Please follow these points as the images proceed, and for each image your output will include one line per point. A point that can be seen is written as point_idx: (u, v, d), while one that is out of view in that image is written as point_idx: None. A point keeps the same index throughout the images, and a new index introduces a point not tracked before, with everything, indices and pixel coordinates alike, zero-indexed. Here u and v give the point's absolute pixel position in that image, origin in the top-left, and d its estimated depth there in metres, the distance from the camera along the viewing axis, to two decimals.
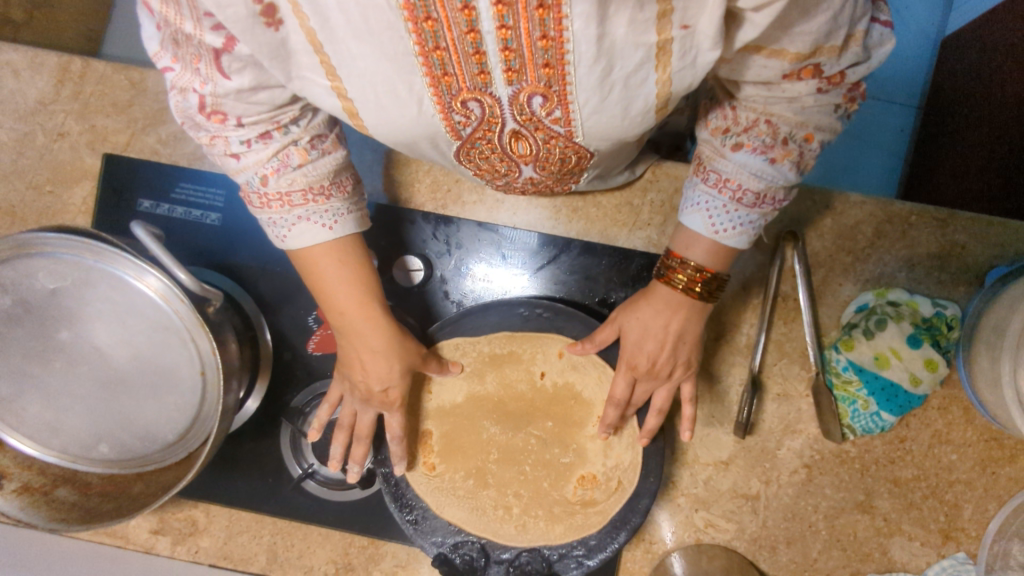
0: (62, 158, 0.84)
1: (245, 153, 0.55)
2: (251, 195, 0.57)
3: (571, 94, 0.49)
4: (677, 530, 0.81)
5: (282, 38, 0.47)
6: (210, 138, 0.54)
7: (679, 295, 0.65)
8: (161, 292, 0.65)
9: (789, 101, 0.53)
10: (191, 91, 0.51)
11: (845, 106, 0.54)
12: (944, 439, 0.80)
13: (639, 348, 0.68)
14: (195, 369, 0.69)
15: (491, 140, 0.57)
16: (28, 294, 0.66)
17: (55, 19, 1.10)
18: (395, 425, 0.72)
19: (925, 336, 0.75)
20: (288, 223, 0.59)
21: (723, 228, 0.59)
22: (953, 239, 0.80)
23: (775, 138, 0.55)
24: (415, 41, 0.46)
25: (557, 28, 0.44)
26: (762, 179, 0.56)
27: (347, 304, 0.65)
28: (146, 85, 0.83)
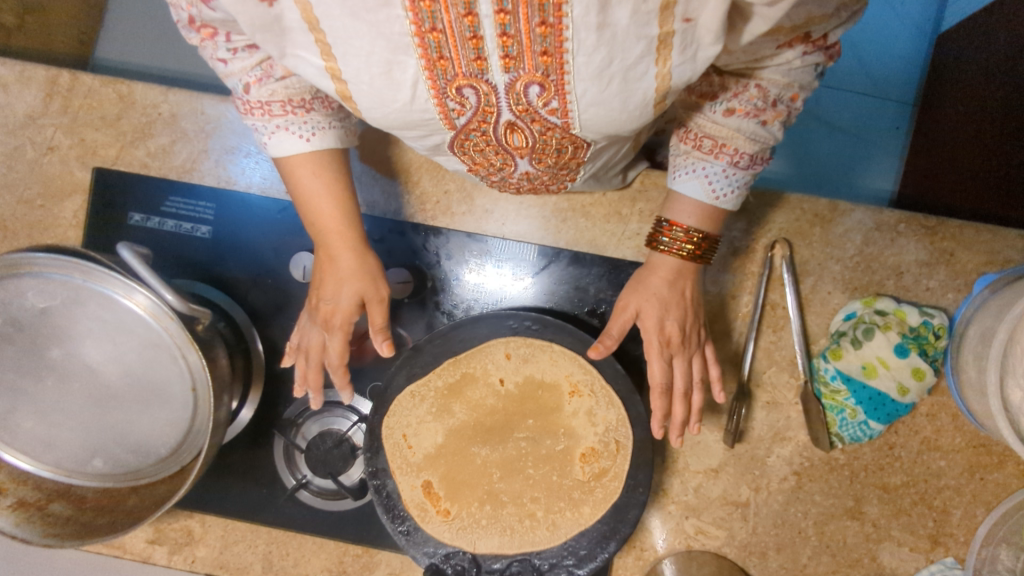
0: (52, 172, 0.84)
1: (230, 59, 0.55)
2: (236, 100, 0.59)
3: (568, 83, 0.49)
4: (669, 537, 0.82)
5: (276, 14, 0.48)
6: (199, 41, 0.55)
7: (680, 260, 0.68)
8: (150, 309, 0.65)
9: (777, 66, 0.54)
10: (179, 5, 0.52)
11: (823, 64, 0.56)
12: (933, 445, 0.80)
13: (666, 319, 0.69)
14: (185, 386, 0.69)
15: (486, 131, 0.57)
16: (18, 313, 0.66)
17: (48, 28, 1.10)
18: (333, 350, 0.70)
19: (912, 345, 0.76)
20: (269, 129, 0.61)
21: (723, 192, 0.62)
22: (941, 247, 0.80)
23: (766, 101, 0.56)
24: (410, 21, 0.46)
25: (557, 15, 0.44)
26: (756, 142, 0.58)
27: (320, 215, 0.67)
28: (134, 98, 0.83)
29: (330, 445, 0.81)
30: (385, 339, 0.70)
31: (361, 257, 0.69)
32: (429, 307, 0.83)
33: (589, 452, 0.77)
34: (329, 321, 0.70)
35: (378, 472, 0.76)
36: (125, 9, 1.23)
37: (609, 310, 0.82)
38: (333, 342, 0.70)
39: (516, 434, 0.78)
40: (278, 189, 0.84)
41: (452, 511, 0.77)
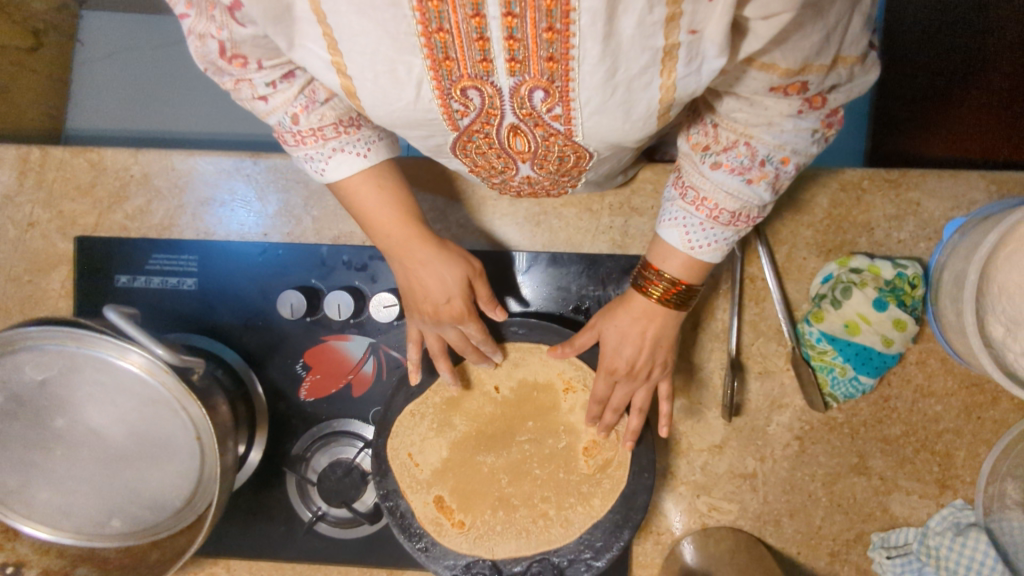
0: (36, 246, 0.86)
1: (272, 95, 0.57)
2: (285, 135, 0.60)
3: (572, 90, 0.51)
4: (684, 517, 0.83)
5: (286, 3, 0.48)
6: (237, 82, 0.56)
7: (655, 305, 0.66)
8: (146, 366, 0.66)
9: (767, 123, 0.55)
10: (210, 38, 0.53)
11: (821, 131, 0.56)
12: (927, 392, 0.82)
13: (619, 351, 0.69)
14: (190, 434, 0.70)
15: (489, 134, 0.58)
16: (19, 388, 0.68)
17: (17, 107, 1.12)
18: (476, 331, 0.71)
19: (890, 298, 0.76)
20: (324, 157, 0.61)
21: (699, 244, 0.61)
22: (907, 198, 0.82)
23: (754, 160, 0.56)
24: (418, 21, 0.47)
25: (564, 21, 0.45)
26: (737, 199, 0.58)
27: (390, 220, 0.66)
28: (105, 164, 0.85)
29: (340, 474, 0.82)
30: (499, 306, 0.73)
31: (443, 245, 0.68)
32: None
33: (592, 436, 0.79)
34: (446, 318, 0.69)
35: (389, 493, 0.77)
36: (90, 77, 1.25)
37: (594, 305, 0.84)
38: (470, 327, 0.71)
39: (518, 439, 0.80)
40: (256, 233, 0.85)
41: (467, 522, 0.78)
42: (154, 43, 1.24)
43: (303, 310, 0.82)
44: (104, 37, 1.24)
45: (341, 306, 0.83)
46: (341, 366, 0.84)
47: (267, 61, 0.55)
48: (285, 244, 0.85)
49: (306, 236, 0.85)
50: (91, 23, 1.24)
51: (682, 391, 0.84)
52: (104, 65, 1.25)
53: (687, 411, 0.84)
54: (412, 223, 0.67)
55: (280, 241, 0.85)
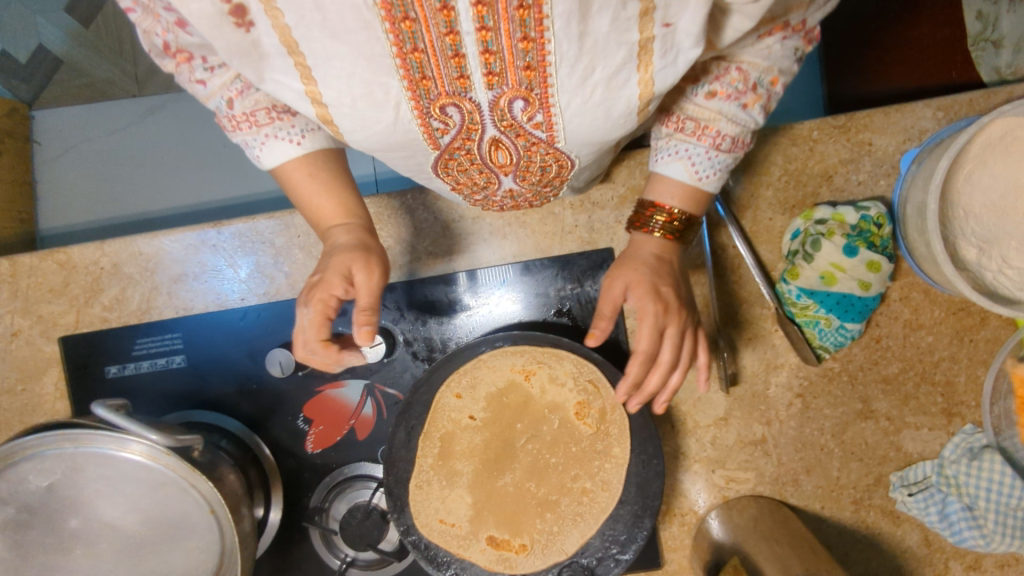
0: (22, 355, 0.86)
1: (209, 79, 0.56)
2: (222, 118, 0.60)
3: (552, 95, 0.53)
4: (707, 494, 0.83)
5: (252, 40, 0.49)
6: (175, 66, 0.56)
7: (662, 241, 0.69)
8: (147, 453, 0.67)
9: (756, 50, 0.56)
10: (155, 35, 0.53)
11: (802, 49, 0.58)
12: (916, 325, 0.82)
13: (662, 287, 0.67)
14: (204, 510, 0.71)
15: (470, 149, 0.61)
16: (28, 497, 0.69)
17: None
18: (362, 285, 0.64)
19: (858, 242, 0.77)
20: (259, 142, 0.62)
21: (705, 173, 0.63)
22: (859, 140, 0.82)
23: (748, 84, 0.57)
24: (393, 42, 0.48)
25: (538, 29, 0.47)
26: (737, 124, 0.59)
27: (327, 208, 0.68)
28: (74, 262, 0.86)
29: (360, 518, 0.82)
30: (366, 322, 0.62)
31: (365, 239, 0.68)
32: (407, 360, 0.85)
33: (583, 406, 0.81)
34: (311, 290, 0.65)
35: (410, 528, 0.77)
36: (55, 175, 1.26)
37: (575, 307, 0.84)
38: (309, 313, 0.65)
39: (520, 447, 0.81)
40: (233, 298, 0.86)
41: (528, 544, 0.78)
42: (107, 129, 1.27)
43: (292, 365, 0.84)
44: (58, 136, 1.26)
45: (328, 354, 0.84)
46: (341, 413, 0.85)
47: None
48: (265, 305, 0.86)
49: (281, 292, 0.86)
50: (43, 124, 1.26)
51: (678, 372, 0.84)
52: (63, 161, 1.26)
53: (686, 390, 0.84)
54: (349, 214, 0.69)
55: (259, 303, 0.86)
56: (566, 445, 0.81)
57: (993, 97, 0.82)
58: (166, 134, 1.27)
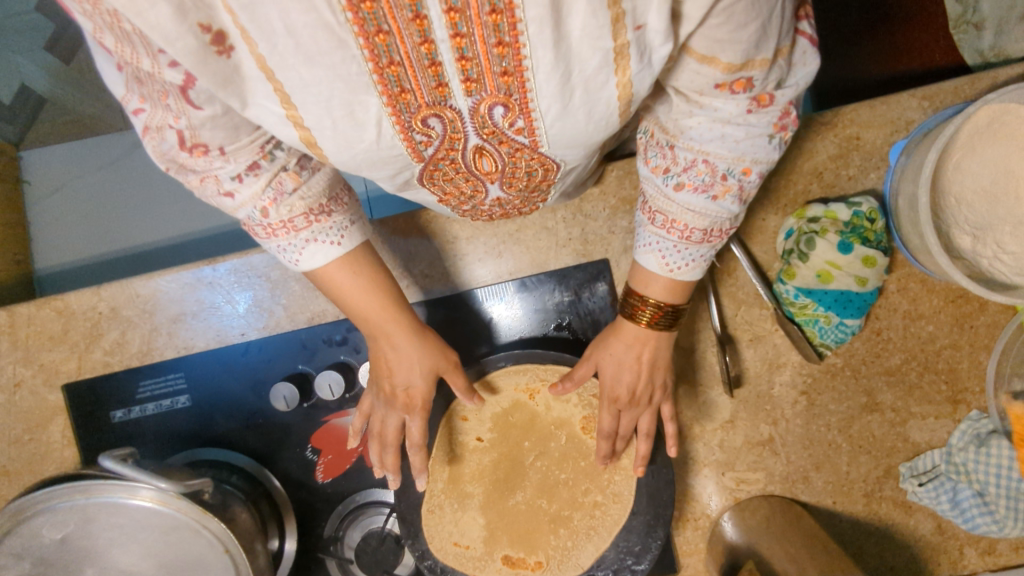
0: (28, 405, 0.85)
1: (239, 189, 0.55)
2: (256, 227, 0.58)
3: (531, 101, 0.51)
4: (718, 495, 0.83)
5: (234, 64, 0.46)
6: (200, 180, 0.54)
7: (646, 329, 0.69)
8: (158, 498, 0.67)
9: (719, 137, 0.55)
10: (167, 128, 0.50)
11: (778, 135, 0.56)
12: (916, 316, 0.82)
13: (618, 378, 0.72)
14: (218, 550, 0.70)
15: (454, 159, 0.58)
16: (42, 551, 0.68)
17: None
18: (417, 430, 0.72)
19: (853, 239, 0.76)
20: (297, 247, 0.61)
21: (678, 265, 0.64)
22: (847, 134, 0.82)
23: (715, 176, 0.57)
24: (367, 58, 0.46)
25: (512, 33, 0.45)
26: (707, 217, 0.59)
27: (369, 309, 0.68)
28: (71, 308, 0.85)
29: (375, 545, 0.83)
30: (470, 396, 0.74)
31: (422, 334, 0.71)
32: None
33: (589, 422, 0.81)
34: (409, 404, 0.72)
35: (425, 553, 0.77)
36: (46, 216, 1.26)
37: (574, 321, 0.85)
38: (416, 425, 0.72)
39: (529, 464, 0.81)
40: (233, 334, 0.86)
41: (543, 561, 0.78)
42: (95, 166, 1.27)
43: (297, 399, 0.83)
44: (48, 173, 1.26)
45: (331, 385, 0.84)
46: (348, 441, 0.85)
47: (229, 145, 0.52)
48: (265, 339, 0.86)
49: (280, 325, 0.86)
50: (33, 163, 1.26)
51: (683, 377, 0.84)
52: (56, 198, 1.26)
53: (691, 395, 0.84)
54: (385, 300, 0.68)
55: (259, 337, 0.86)
56: (575, 460, 0.81)
57: (978, 82, 0.81)
58: (153, 167, 1.27)
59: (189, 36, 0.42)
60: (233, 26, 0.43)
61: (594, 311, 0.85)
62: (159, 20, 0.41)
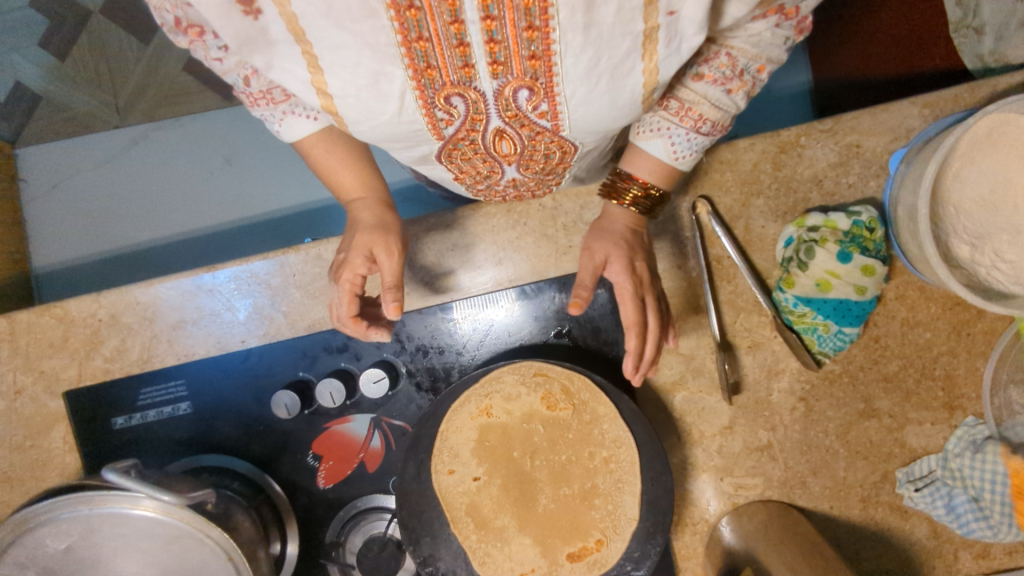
0: (28, 411, 0.86)
1: (224, 58, 0.57)
2: (240, 94, 0.62)
3: (556, 85, 0.54)
4: (715, 501, 0.84)
5: (261, 26, 0.50)
6: (189, 43, 0.56)
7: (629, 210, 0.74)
8: (160, 507, 0.67)
9: (747, 35, 0.58)
10: (165, 11, 0.54)
11: (793, 38, 0.60)
12: (914, 323, 0.83)
13: (635, 260, 0.73)
14: (221, 558, 0.70)
15: (474, 140, 0.61)
16: (45, 562, 0.69)
17: None
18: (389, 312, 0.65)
19: (852, 248, 0.76)
20: (277, 118, 0.65)
21: (683, 154, 0.67)
22: (846, 142, 0.83)
23: (734, 71, 0.60)
24: (398, 31, 0.48)
25: (543, 18, 0.48)
26: (719, 109, 0.63)
27: (351, 182, 0.72)
28: (72, 315, 0.85)
29: (377, 550, 0.83)
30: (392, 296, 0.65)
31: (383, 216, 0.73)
32: (412, 391, 0.85)
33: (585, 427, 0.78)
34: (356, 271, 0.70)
35: (427, 559, 0.76)
36: (41, 214, 1.25)
37: (574, 328, 0.85)
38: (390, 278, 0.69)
39: (531, 469, 0.79)
40: (234, 340, 0.86)
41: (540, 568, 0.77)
42: (93, 162, 1.27)
43: (299, 407, 0.83)
44: (47, 170, 1.25)
45: (332, 393, 0.83)
46: (349, 447, 0.86)
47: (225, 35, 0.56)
48: (266, 345, 0.86)
49: (281, 331, 0.86)
50: (30, 160, 1.25)
51: (683, 383, 0.85)
52: (54, 196, 1.26)
53: (689, 401, 0.85)
54: (368, 191, 0.73)
55: (260, 344, 0.86)
56: None
57: (978, 90, 0.81)
58: (151, 163, 1.27)
59: None
60: None
61: (594, 318, 0.84)
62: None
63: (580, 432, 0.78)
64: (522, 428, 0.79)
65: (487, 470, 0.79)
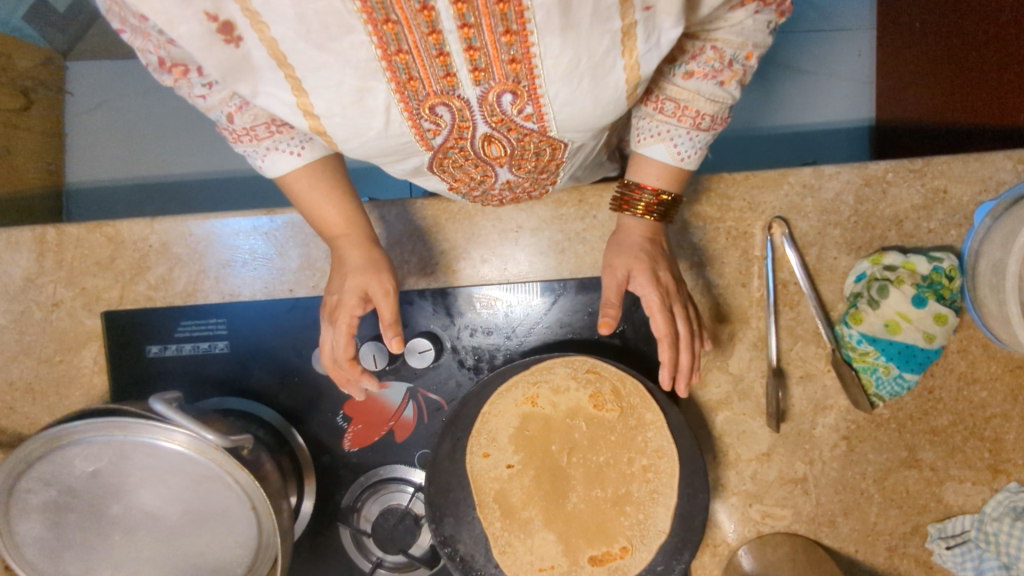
0: (63, 326, 0.85)
1: (207, 95, 0.56)
2: (222, 131, 0.60)
3: (539, 86, 0.53)
4: (737, 527, 0.82)
5: (242, 53, 0.49)
6: (173, 81, 0.55)
7: (642, 219, 0.71)
8: (193, 444, 0.66)
9: (730, 26, 0.56)
10: (149, 52, 0.53)
11: (775, 21, 0.58)
12: (971, 379, 0.81)
13: (658, 270, 0.70)
14: (245, 506, 0.69)
15: (464, 147, 0.60)
16: (71, 480, 0.68)
17: (14, 166, 1.11)
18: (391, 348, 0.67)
19: (928, 293, 0.76)
20: (260, 154, 0.62)
21: (688, 154, 0.65)
22: (934, 186, 0.81)
23: (723, 62, 0.58)
24: (376, 46, 0.48)
25: (519, 21, 0.47)
26: (716, 102, 0.60)
27: (335, 218, 0.69)
28: (122, 236, 0.84)
29: (394, 522, 0.82)
30: (395, 332, 0.66)
31: (372, 251, 0.70)
32: (453, 367, 0.84)
33: (627, 428, 0.78)
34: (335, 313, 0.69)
35: (446, 539, 0.76)
36: (85, 132, 1.25)
37: (628, 328, 0.83)
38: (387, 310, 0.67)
39: (566, 466, 0.79)
40: (281, 288, 0.85)
41: (559, 565, 0.77)
42: (141, 87, 1.25)
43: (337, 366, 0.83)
44: (92, 87, 1.24)
45: (375, 356, 0.82)
46: (381, 414, 0.84)
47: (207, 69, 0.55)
48: (312, 298, 0.85)
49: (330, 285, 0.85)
50: (78, 75, 1.23)
51: (728, 402, 0.83)
52: (97, 114, 1.25)
53: (731, 421, 0.83)
54: (353, 228, 0.70)
55: (307, 295, 0.85)
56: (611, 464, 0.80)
57: None
58: None
59: (193, 21, 0.46)
60: (238, 17, 0.47)
61: (649, 322, 0.82)
62: (164, 5, 0.45)
63: (623, 435, 0.78)
64: (564, 423, 0.79)
65: (521, 459, 0.79)
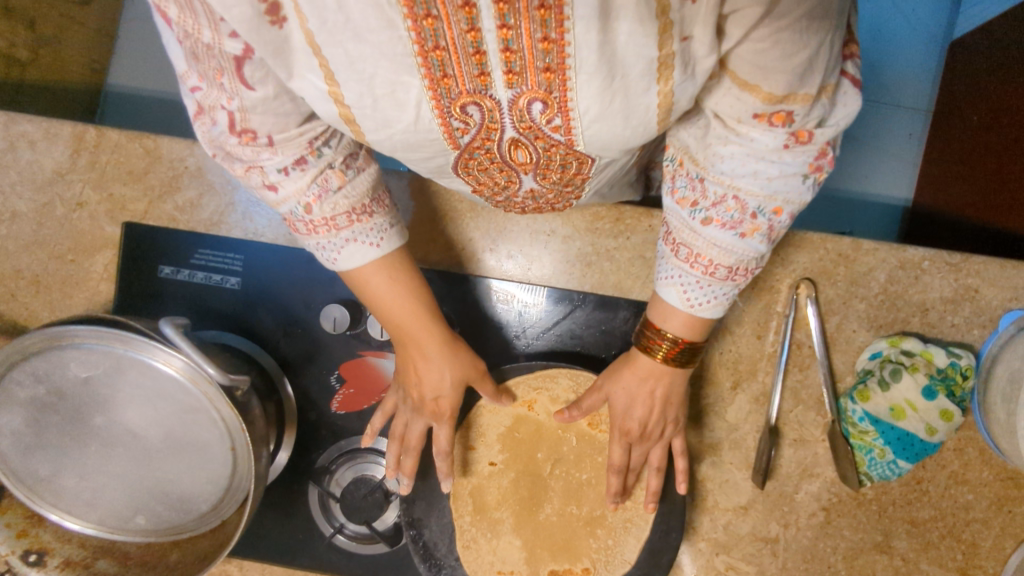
0: (82, 226, 0.84)
1: (284, 181, 0.57)
2: (297, 223, 0.60)
3: (570, 100, 0.50)
4: (699, 572, 0.82)
5: (286, 37, 0.47)
6: (247, 169, 0.57)
7: (659, 364, 0.67)
8: (187, 373, 0.65)
9: (753, 175, 0.53)
10: (220, 110, 0.53)
11: (812, 175, 0.53)
12: (960, 479, 0.81)
13: (630, 413, 0.70)
14: (225, 445, 0.69)
15: (490, 150, 0.58)
16: (62, 383, 0.68)
17: (60, 54, 1.10)
18: (443, 438, 0.73)
19: (939, 387, 0.77)
20: (336, 246, 0.62)
21: (698, 302, 0.61)
22: (966, 283, 0.81)
23: (745, 213, 0.55)
24: (414, 40, 0.46)
25: (559, 31, 0.45)
26: (732, 254, 0.57)
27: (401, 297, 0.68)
28: (160, 152, 0.84)
29: (363, 492, 0.81)
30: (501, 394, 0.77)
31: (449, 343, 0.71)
32: None
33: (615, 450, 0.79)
34: (435, 411, 0.72)
35: (413, 521, 0.77)
36: (136, 38, 1.24)
37: None
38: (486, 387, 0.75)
39: (546, 476, 0.79)
40: None
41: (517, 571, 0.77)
42: None
43: (345, 325, 0.81)
44: None
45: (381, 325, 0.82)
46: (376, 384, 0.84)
47: (278, 137, 0.55)
48: None
49: None
50: None
51: (718, 448, 0.83)
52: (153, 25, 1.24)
53: (716, 468, 0.83)
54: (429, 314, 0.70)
55: None
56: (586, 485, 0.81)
57: None
58: None
59: (244, 4, 0.44)
60: None
61: None
62: None
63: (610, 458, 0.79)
64: (554, 433, 0.80)
65: (505, 459, 0.80)
